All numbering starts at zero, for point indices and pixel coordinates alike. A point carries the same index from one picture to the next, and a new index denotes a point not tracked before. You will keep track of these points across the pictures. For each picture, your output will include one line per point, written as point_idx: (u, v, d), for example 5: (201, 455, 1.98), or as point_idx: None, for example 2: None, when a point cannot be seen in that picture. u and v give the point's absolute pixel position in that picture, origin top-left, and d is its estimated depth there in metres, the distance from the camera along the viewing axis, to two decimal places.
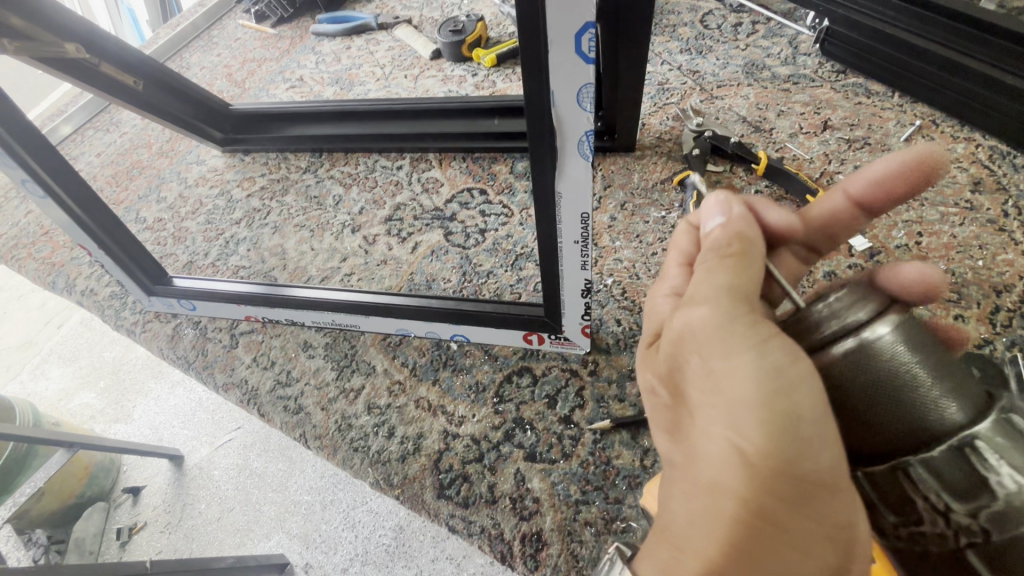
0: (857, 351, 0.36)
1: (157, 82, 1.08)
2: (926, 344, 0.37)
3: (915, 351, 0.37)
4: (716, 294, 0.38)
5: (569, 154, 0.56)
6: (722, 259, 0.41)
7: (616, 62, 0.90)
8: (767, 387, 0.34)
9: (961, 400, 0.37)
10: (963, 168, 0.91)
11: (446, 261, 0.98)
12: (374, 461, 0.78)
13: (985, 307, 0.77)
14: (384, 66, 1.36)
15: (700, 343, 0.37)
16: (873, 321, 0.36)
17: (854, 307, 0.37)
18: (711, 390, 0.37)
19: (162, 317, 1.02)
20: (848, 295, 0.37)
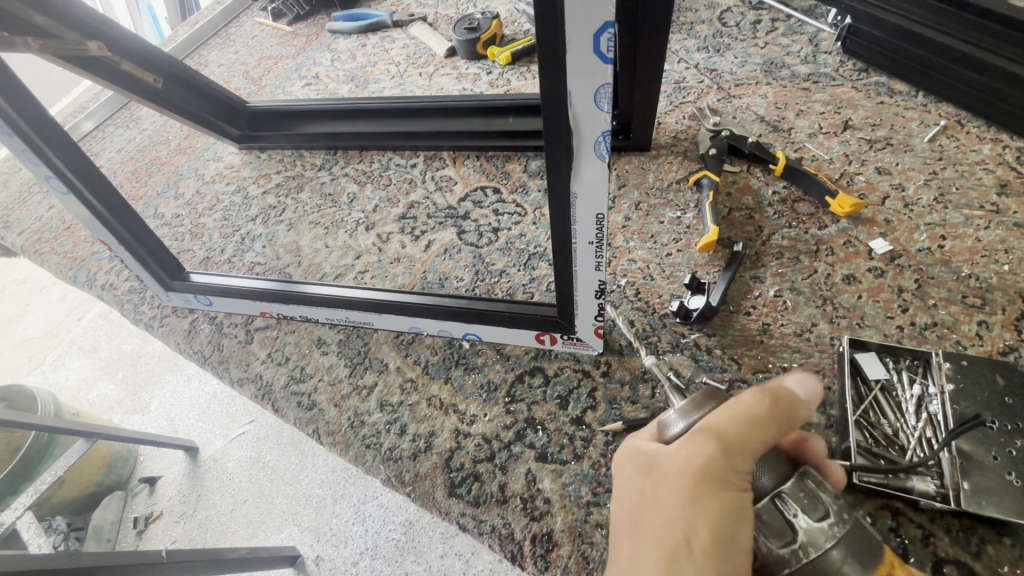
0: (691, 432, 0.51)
1: (176, 80, 1.09)
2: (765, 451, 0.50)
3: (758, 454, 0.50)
4: (724, 429, 0.47)
5: (586, 156, 0.55)
6: (732, 422, 0.46)
7: (633, 60, 0.90)
8: (714, 540, 0.44)
9: (771, 471, 0.49)
10: (989, 170, 0.89)
11: (459, 259, 0.98)
12: (386, 458, 0.79)
13: (1010, 313, 0.76)
14: (399, 64, 1.36)
15: (671, 484, 0.47)
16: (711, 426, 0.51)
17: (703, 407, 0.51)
18: (659, 521, 0.47)
19: (179, 312, 1.03)
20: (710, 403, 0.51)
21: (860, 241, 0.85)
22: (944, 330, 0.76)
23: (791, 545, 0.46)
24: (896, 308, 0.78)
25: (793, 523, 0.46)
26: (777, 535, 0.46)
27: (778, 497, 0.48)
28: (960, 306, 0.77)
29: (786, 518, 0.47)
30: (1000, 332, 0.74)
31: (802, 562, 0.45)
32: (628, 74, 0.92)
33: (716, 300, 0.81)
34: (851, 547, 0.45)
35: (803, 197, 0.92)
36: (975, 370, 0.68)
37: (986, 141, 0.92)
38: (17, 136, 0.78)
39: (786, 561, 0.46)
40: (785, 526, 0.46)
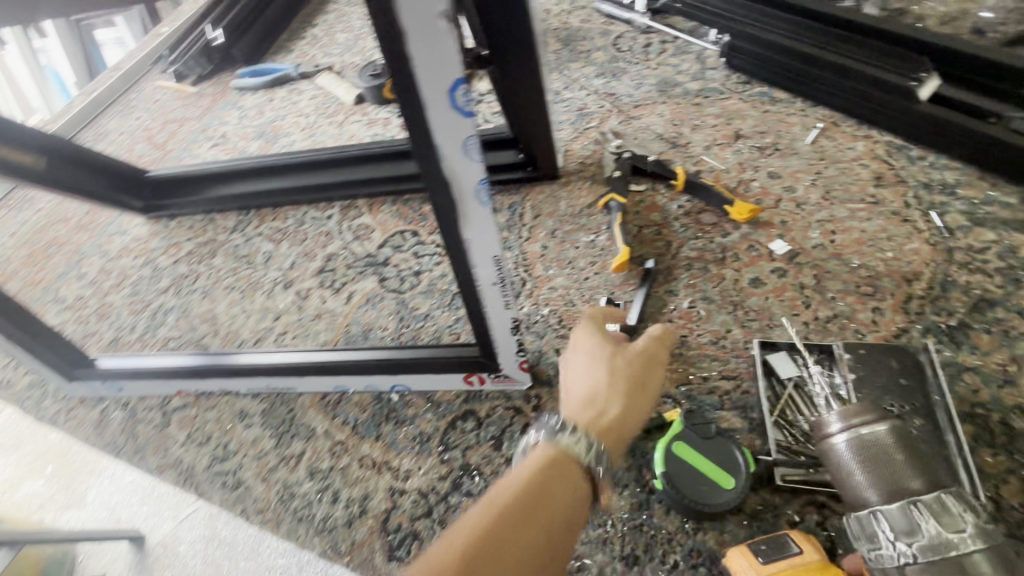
0: (869, 436, 0.55)
1: (69, 160, 1.03)
2: (917, 455, 0.54)
3: (900, 453, 0.54)
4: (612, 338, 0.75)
5: (469, 204, 0.56)
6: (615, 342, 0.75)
7: (518, 101, 0.92)
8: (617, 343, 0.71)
9: (924, 475, 0.53)
10: (865, 165, 0.95)
11: (382, 308, 0.97)
12: (320, 529, 0.75)
13: (898, 296, 0.80)
14: (309, 115, 1.35)
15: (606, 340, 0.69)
16: (876, 425, 0.55)
17: (876, 420, 0.56)
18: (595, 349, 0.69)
19: (87, 402, 0.96)
20: (869, 413, 0.57)
21: (760, 244, 0.90)
22: (844, 320, 0.80)
23: (960, 535, 0.48)
24: (800, 305, 0.82)
25: (962, 517, 0.49)
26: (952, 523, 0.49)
27: (910, 506, 0.51)
28: (855, 296, 0.81)
29: (958, 512, 0.50)
30: (892, 316, 0.79)
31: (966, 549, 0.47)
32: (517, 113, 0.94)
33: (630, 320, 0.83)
34: (1002, 558, 0.47)
35: (706, 208, 0.96)
36: (872, 358, 0.72)
37: (859, 139, 0.99)
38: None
39: (954, 544, 0.48)
40: (954, 518, 0.49)
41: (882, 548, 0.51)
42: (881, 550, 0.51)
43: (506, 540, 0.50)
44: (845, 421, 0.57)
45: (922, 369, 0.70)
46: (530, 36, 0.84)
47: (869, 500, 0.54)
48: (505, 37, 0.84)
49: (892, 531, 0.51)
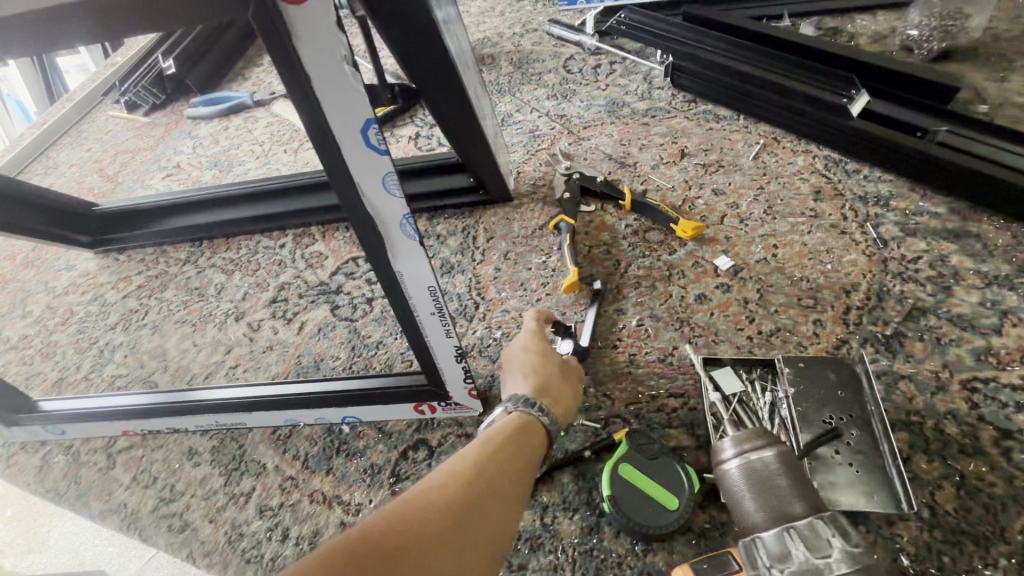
0: (754, 460, 0.57)
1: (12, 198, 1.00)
2: (800, 480, 0.55)
3: (783, 478, 0.55)
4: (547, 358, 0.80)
5: (397, 238, 0.56)
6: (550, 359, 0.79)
7: (457, 134, 0.91)
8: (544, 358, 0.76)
9: (804, 500, 0.53)
10: (805, 179, 0.98)
11: (334, 337, 0.96)
12: (269, 570, 0.74)
13: (838, 308, 0.82)
14: (264, 143, 1.34)
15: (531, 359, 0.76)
16: (765, 450, 0.57)
17: (765, 446, 0.57)
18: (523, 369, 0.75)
19: (29, 447, 0.93)
20: (762, 439, 0.58)
21: (706, 260, 0.91)
22: (786, 333, 0.81)
23: (827, 558, 0.47)
24: (744, 320, 0.84)
25: (829, 541, 0.48)
26: (816, 548, 0.47)
27: (783, 530, 0.50)
28: (796, 309, 0.83)
29: (826, 536, 0.48)
30: (831, 327, 0.81)
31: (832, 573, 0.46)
32: (460, 143, 0.93)
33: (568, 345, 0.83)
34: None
35: (653, 226, 0.97)
36: (811, 370, 0.73)
37: (799, 154, 1.02)
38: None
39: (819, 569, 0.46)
40: (822, 542, 0.48)
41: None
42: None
43: (500, 482, 0.55)
44: (740, 447, 0.59)
45: (858, 379, 0.72)
46: (455, 74, 0.81)
47: (755, 525, 0.54)
48: (432, 80, 0.81)
49: (768, 556, 0.50)
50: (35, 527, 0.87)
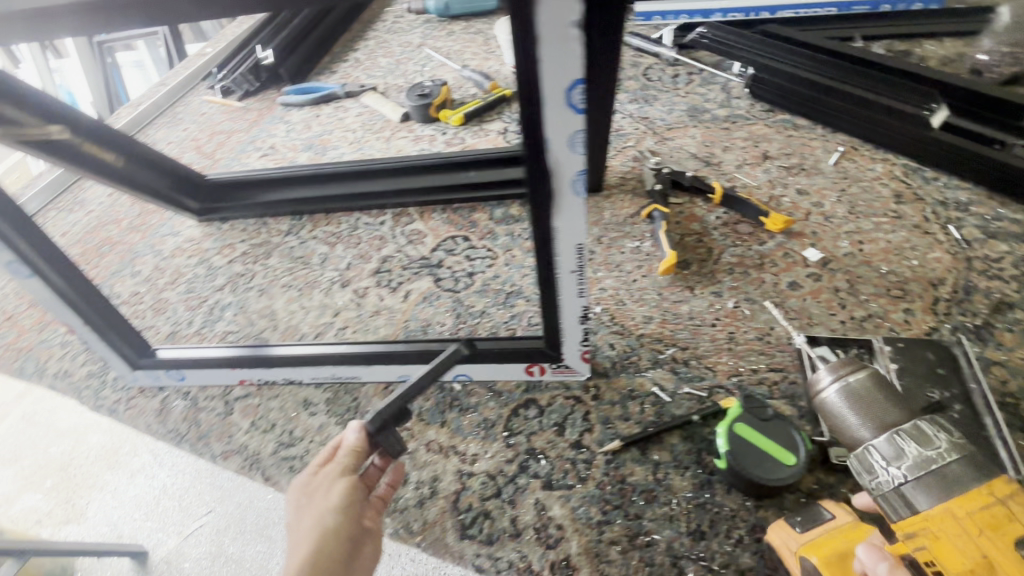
0: (848, 386, 0.64)
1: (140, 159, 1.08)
2: (896, 395, 0.63)
3: (881, 395, 0.63)
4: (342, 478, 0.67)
5: (565, 192, 0.62)
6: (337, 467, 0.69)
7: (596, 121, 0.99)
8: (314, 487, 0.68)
9: (903, 411, 0.61)
10: (885, 184, 1.05)
11: (439, 305, 1.02)
12: (391, 510, 0.78)
13: (927, 299, 0.88)
14: (356, 131, 1.42)
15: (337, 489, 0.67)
16: (858, 376, 0.65)
17: (858, 372, 0.65)
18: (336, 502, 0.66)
19: (147, 392, 0.98)
20: (854, 366, 0.66)
21: (795, 252, 0.97)
22: (878, 319, 0.87)
23: (937, 450, 0.55)
24: (836, 306, 0.89)
25: (936, 435, 0.56)
26: (924, 443, 0.56)
27: (894, 436, 0.58)
28: (887, 299, 0.89)
29: (929, 432, 0.57)
30: (922, 316, 0.86)
31: (944, 461, 0.54)
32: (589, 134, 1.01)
33: (376, 438, 0.69)
34: (976, 465, 0.54)
35: (742, 219, 1.04)
36: (910, 350, 0.78)
37: (878, 161, 1.09)
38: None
39: (934, 459, 0.55)
40: (930, 437, 0.56)
41: (879, 479, 0.58)
42: (879, 481, 0.58)
43: None
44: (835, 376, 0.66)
45: (956, 359, 0.77)
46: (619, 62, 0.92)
47: (863, 438, 0.61)
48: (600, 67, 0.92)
49: (884, 460, 0.58)
50: (72, 500, 0.93)
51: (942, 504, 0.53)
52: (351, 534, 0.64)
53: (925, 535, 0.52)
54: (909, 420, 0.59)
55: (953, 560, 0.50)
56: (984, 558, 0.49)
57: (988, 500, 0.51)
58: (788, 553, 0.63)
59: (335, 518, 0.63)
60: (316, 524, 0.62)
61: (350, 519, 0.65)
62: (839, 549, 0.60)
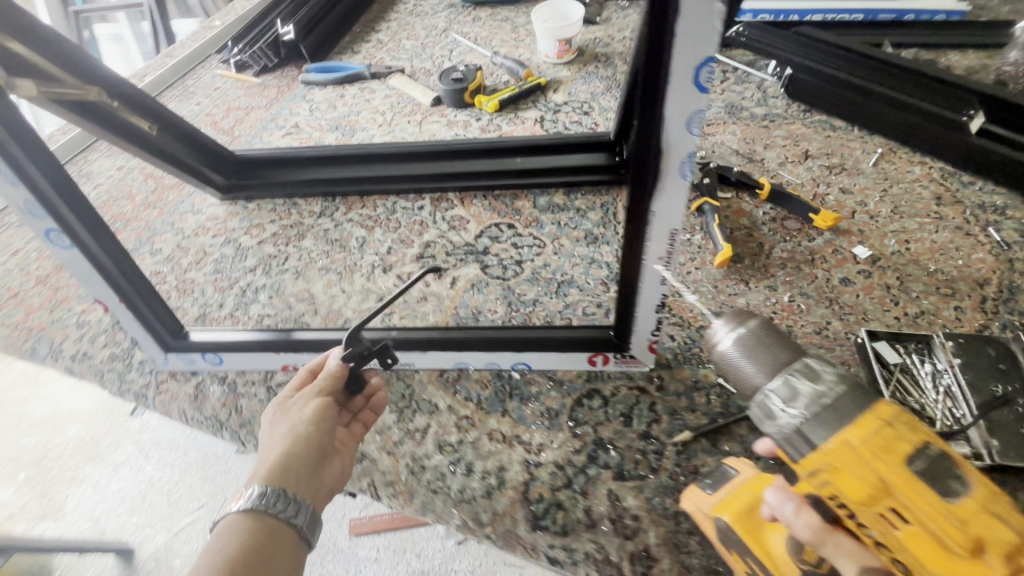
0: (745, 331, 0.61)
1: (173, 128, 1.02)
2: (776, 343, 0.60)
3: (767, 342, 0.60)
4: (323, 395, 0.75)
5: (670, 174, 0.60)
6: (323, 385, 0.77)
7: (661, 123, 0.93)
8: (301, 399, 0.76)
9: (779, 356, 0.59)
10: (925, 186, 1.07)
11: (489, 293, 0.99)
12: (458, 500, 0.76)
13: (975, 298, 0.91)
14: (385, 113, 1.38)
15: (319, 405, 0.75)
16: (744, 326, 0.61)
17: (746, 321, 0.62)
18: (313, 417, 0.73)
19: (179, 376, 0.92)
20: (737, 317, 0.63)
21: (844, 249, 0.99)
22: (931, 316, 0.89)
23: (823, 387, 0.55)
24: (889, 302, 0.91)
25: (822, 372, 0.56)
26: (813, 380, 0.56)
27: (785, 377, 0.56)
28: (937, 297, 0.91)
29: (818, 368, 0.56)
30: (972, 314, 0.89)
31: (832, 396, 0.54)
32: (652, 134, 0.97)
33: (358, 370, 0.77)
34: (863, 394, 0.54)
35: (789, 216, 1.05)
36: (970, 346, 0.81)
37: (915, 164, 1.12)
38: (23, 185, 0.67)
39: (825, 393, 0.54)
40: (821, 374, 0.56)
41: (779, 422, 0.56)
42: (779, 423, 0.56)
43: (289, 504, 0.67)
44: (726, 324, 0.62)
45: (1015, 355, 0.79)
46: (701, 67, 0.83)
47: (758, 385, 0.59)
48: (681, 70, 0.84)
49: (778, 402, 0.56)
50: None
51: (840, 434, 0.52)
52: (318, 447, 0.71)
53: (826, 470, 0.52)
54: (795, 360, 0.58)
55: (856, 491, 0.50)
56: (884, 484, 0.50)
57: (881, 429, 0.51)
58: (704, 517, 0.68)
59: (303, 431, 0.71)
60: (288, 433, 0.71)
61: (320, 434, 0.72)
62: (744, 503, 0.67)
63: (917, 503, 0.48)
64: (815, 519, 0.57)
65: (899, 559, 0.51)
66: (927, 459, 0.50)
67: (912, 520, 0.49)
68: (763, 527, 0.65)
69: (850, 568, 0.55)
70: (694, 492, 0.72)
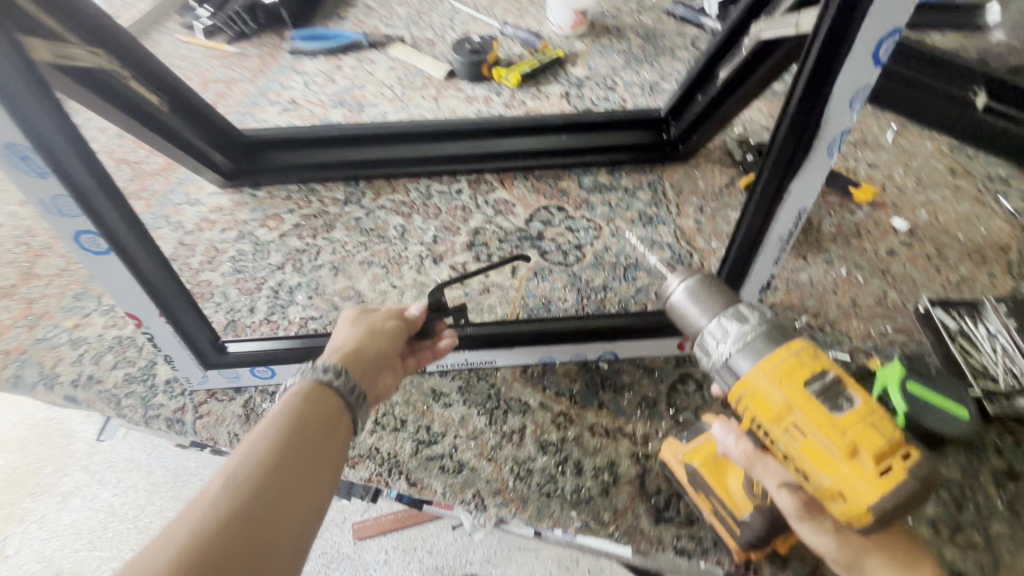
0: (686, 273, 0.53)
1: (178, 102, 0.86)
2: (718, 288, 0.52)
3: (710, 286, 0.52)
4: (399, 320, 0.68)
5: (817, 152, 0.59)
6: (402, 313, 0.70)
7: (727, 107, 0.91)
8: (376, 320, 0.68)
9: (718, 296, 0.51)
10: (939, 160, 1.15)
11: (555, 280, 0.94)
12: (574, 502, 0.72)
13: (1002, 263, 0.99)
14: (393, 87, 1.25)
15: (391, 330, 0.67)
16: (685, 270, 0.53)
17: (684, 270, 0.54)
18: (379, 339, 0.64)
19: (220, 395, 0.80)
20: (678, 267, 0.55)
21: (884, 221, 1.04)
22: (970, 282, 0.96)
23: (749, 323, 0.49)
24: (933, 271, 0.97)
25: (750, 312, 0.49)
26: (740, 318, 0.49)
27: (720, 316, 0.49)
28: (972, 263, 0.98)
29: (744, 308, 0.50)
30: (1003, 278, 0.96)
31: (756, 331, 0.48)
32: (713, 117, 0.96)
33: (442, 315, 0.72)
34: (781, 330, 0.48)
35: (829, 191, 1.08)
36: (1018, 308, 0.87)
37: (926, 140, 1.19)
38: (55, 175, 0.53)
39: (749, 330, 0.48)
40: (748, 312, 0.49)
41: (714, 359, 0.49)
42: (714, 361, 0.49)
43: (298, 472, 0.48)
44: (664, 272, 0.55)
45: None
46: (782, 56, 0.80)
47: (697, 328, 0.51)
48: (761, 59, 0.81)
49: (713, 339, 0.49)
50: None
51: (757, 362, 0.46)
52: (371, 362, 0.62)
53: (746, 396, 0.47)
54: (733, 303, 0.51)
55: (768, 411, 0.46)
56: (788, 404, 0.45)
57: (790, 355, 0.46)
58: (675, 462, 0.70)
59: (381, 339, 0.65)
60: (366, 332, 0.64)
61: (392, 346, 0.66)
62: (712, 449, 0.68)
63: (817, 419, 0.43)
64: (750, 444, 0.53)
65: (800, 474, 0.46)
66: (825, 378, 0.45)
67: (808, 435, 0.44)
68: (728, 467, 0.66)
69: (773, 486, 0.52)
70: (672, 443, 0.72)
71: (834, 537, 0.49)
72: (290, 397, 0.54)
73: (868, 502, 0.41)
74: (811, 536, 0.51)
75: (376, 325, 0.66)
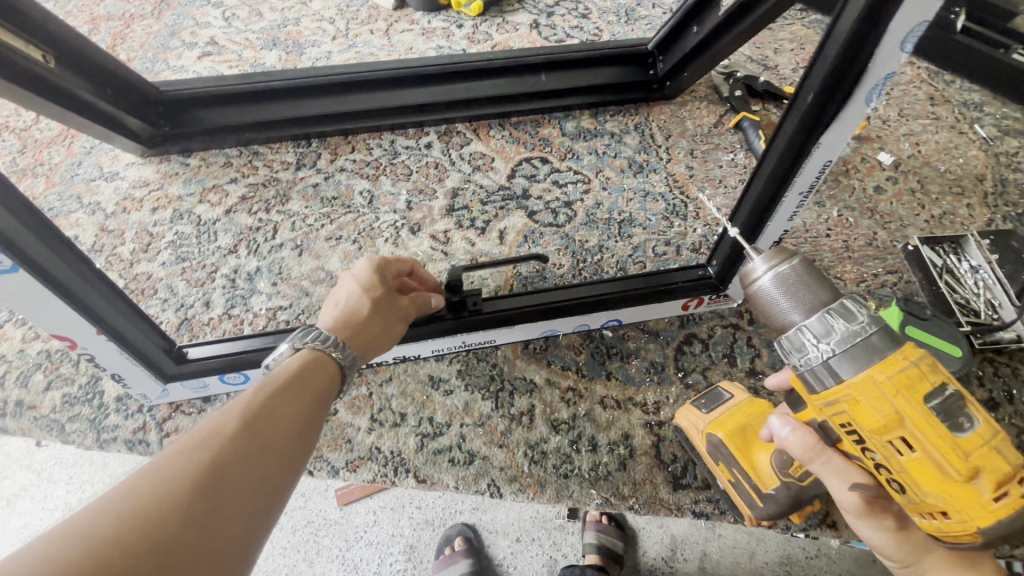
0: (786, 258, 0.47)
1: (63, 55, 0.69)
2: (820, 278, 0.46)
3: (815, 278, 0.46)
4: (411, 309, 0.62)
5: (856, 99, 0.53)
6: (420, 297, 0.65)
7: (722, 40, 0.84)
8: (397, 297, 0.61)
9: (819, 289, 0.45)
10: (919, 87, 1.13)
11: (546, 244, 0.86)
12: (593, 479, 0.70)
13: (980, 194, 0.99)
14: (333, 20, 1.07)
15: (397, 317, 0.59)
16: (786, 256, 0.47)
17: (783, 258, 0.47)
18: (374, 330, 0.56)
19: (188, 407, 0.71)
20: (776, 251, 0.47)
21: (870, 156, 1.02)
22: (952, 216, 0.96)
23: (859, 324, 0.43)
24: (917, 206, 0.97)
25: (860, 310, 0.44)
26: (849, 318, 0.43)
27: (823, 312, 0.44)
28: (952, 196, 0.99)
29: (854, 305, 0.44)
30: (981, 210, 0.98)
31: (869, 337, 0.42)
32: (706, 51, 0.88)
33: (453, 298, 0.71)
34: (894, 334, 0.43)
35: None
36: (1000, 241, 0.88)
37: (905, 66, 1.16)
38: None
39: (861, 334, 0.43)
40: (858, 310, 0.43)
41: (808, 358, 0.45)
42: (808, 360, 0.45)
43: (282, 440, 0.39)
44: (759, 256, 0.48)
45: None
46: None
47: (790, 322, 0.46)
48: None
49: (811, 337, 0.44)
50: None
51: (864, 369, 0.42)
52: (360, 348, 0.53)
53: (845, 401, 0.43)
54: (834, 297, 0.45)
55: (869, 421, 0.42)
56: (897, 415, 0.41)
57: (905, 364, 0.41)
58: (697, 432, 0.69)
59: (387, 324, 0.58)
60: (381, 324, 0.57)
61: (389, 335, 0.58)
62: (736, 423, 0.68)
63: (932, 438, 0.40)
64: (812, 437, 0.51)
65: (893, 484, 0.45)
66: (946, 392, 0.41)
67: (917, 450, 0.41)
68: (753, 443, 0.67)
69: (839, 485, 0.50)
70: (687, 408, 0.72)
71: (895, 535, 0.51)
72: (280, 368, 0.46)
73: (979, 527, 0.40)
74: (869, 532, 0.53)
75: (388, 309, 0.58)
